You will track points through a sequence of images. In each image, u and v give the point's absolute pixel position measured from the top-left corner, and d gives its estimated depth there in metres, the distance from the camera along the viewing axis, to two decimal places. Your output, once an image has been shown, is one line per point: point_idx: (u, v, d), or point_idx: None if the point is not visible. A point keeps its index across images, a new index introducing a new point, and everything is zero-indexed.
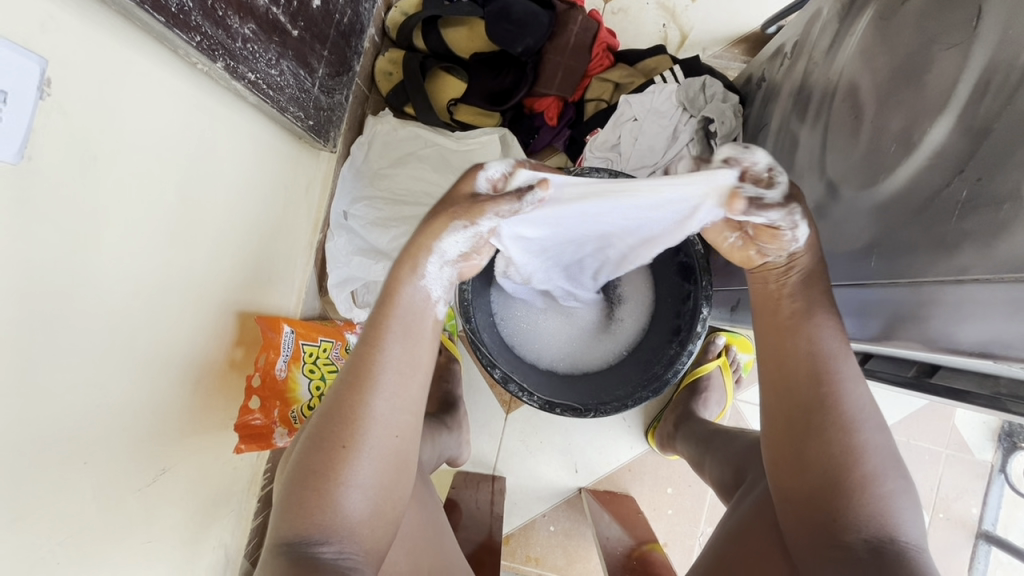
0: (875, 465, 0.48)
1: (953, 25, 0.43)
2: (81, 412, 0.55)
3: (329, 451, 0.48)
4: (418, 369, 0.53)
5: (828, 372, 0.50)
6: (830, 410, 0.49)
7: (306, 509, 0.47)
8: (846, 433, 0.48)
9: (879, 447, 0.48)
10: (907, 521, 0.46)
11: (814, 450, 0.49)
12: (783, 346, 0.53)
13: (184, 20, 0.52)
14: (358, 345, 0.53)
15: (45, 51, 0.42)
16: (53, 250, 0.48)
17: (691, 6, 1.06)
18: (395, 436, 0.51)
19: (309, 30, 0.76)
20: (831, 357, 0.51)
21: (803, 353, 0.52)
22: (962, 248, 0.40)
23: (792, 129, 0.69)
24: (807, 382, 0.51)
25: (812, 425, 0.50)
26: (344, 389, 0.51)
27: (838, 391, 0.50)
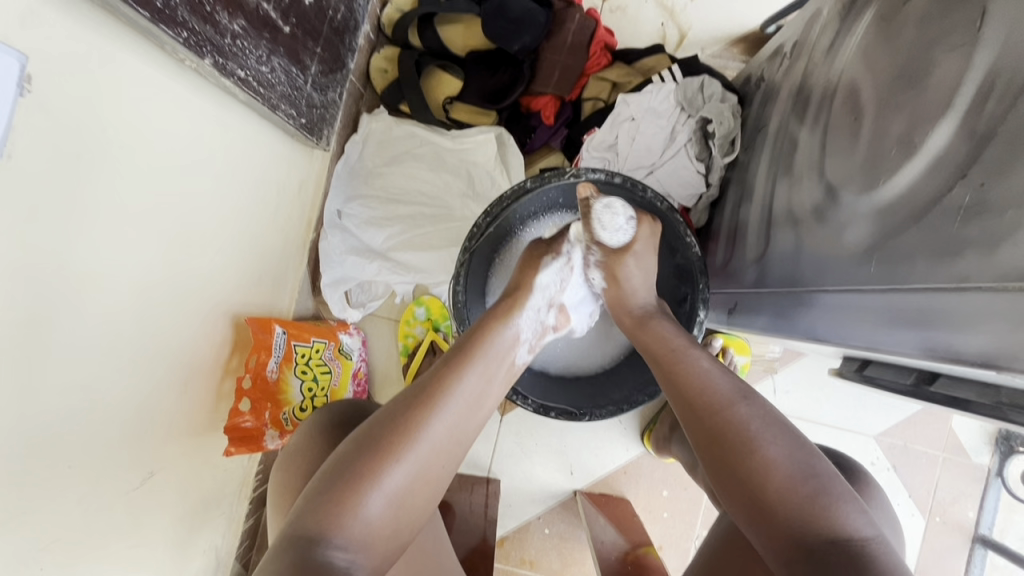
0: (789, 470, 0.49)
1: (957, 26, 0.42)
2: (65, 416, 0.53)
3: (380, 456, 0.50)
4: (481, 408, 0.58)
5: (712, 396, 0.54)
6: (734, 427, 0.52)
7: (337, 507, 0.47)
8: (753, 443, 0.50)
9: (784, 452, 0.50)
10: (847, 515, 0.46)
11: (714, 445, 0.52)
12: (671, 381, 0.58)
13: (170, 15, 0.51)
14: (437, 368, 0.58)
15: (24, 46, 0.41)
16: (35, 251, 0.46)
17: (690, 5, 1.05)
18: (441, 461, 0.53)
19: (302, 26, 0.75)
20: (713, 377, 0.56)
21: (680, 377, 0.58)
22: (965, 254, 0.39)
23: (791, 131, 0.68)
24: (666, 373, 0.59)
25: (705, 431, 0.53)
26: (415, 403, 0.54)
27: (691, 371, 0.58)
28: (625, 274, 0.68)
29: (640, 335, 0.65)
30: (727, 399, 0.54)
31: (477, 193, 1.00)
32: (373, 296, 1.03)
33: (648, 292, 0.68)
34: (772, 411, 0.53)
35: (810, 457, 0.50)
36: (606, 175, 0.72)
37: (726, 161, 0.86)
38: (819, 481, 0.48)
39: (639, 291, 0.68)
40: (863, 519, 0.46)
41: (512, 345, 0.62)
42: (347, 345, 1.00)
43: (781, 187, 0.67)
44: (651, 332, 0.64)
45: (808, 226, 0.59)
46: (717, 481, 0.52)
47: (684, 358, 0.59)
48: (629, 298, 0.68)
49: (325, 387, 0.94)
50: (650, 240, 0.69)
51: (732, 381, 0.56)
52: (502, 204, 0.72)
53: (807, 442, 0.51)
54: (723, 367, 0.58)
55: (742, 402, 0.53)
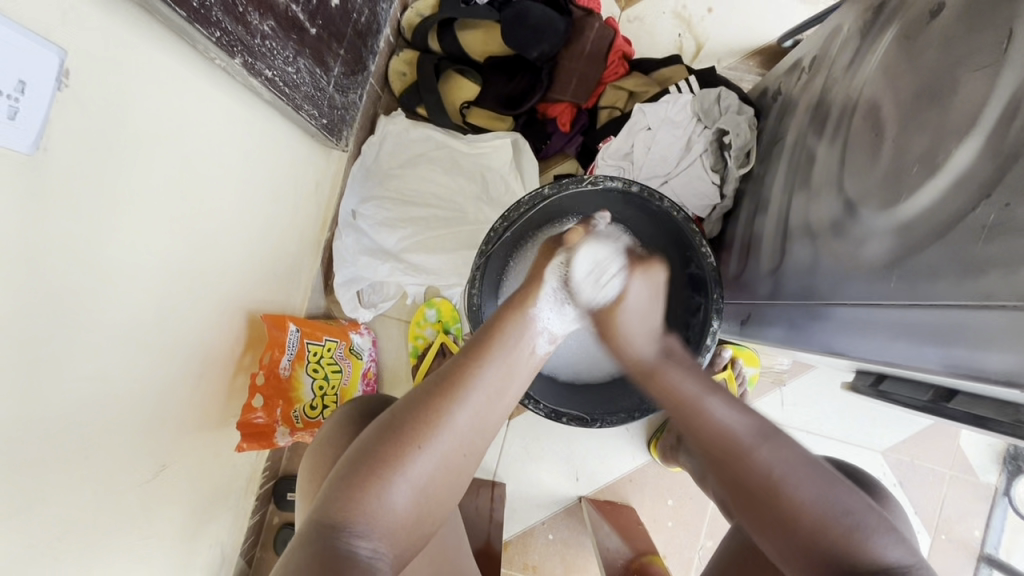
0: (819, 512, 0.50)
1: (983, 46, 0.43)
2: (85, 406, 0.54)
3: (401, 446, 0.50)
4: (503, 399, 0.58)
5: (736, 444, 0.55)
6: (760, 479, 0.53)
7: (359, 497, 0.48)
8: (779, 496, 0.51)
9: (815, 494, 0.50)
10: (881, 547, 0.47)
11: (748, 494, 0.54)
12: (654, 388, 0.64)
13: (205, 15, 0.52)
14: (458, 359, 0.58)
15: (64, 42, 0.42)
16: (65, 243, 0.47)
17: (707, 17, 1.06)
18: (463, 453, 0.53)
19: (327, 28, 0.76)
20: (730, 423, 0.57)
21: (698, 421, 0.58)
22: (989, 273, 0.40)
23: (809, 144, 0.68)
24: (687, 422, 0.60)
25: (738, 480, 0.55)
26: (435, 394, 0.54)
27: (709, 420, 0.58)
28: (620, 324, 0.67)
29: (654, 384, 0.64)
30: (745, 450, 0.54)
31: (491, 198, 1.01)
32: (386, 296, 1.03)
33: (648, 339, 0.67)
34: (798, 448, 0.54)
35: (845, 494, 0.50)
36: (622, 184, 0.72)
37: (742, 172, 0.86)
38: (856, 517, 0.49)
39: (636, 342, 0.67)
40: (897, 547, 0.48)
41: (533, 335, 0.61)
42: (357, 344, 1.01)
43: (797, 200, 0.68)
44: (662, 382, 0.63)
45: (826, 239, 0.60)
46: (740, 500, 0.55)
47: (702, 408, 0.59)
48: (627, 352, 0.67)
49: (335, 386, 0.94)
50: (648, 289, 0.67)
51: (747, 420, 0.57)
52: (520, 209, 0.72)
53: (818, 463, 0.53)
54: (739, 405, 0.58)
55: (762, 445, 0.54)
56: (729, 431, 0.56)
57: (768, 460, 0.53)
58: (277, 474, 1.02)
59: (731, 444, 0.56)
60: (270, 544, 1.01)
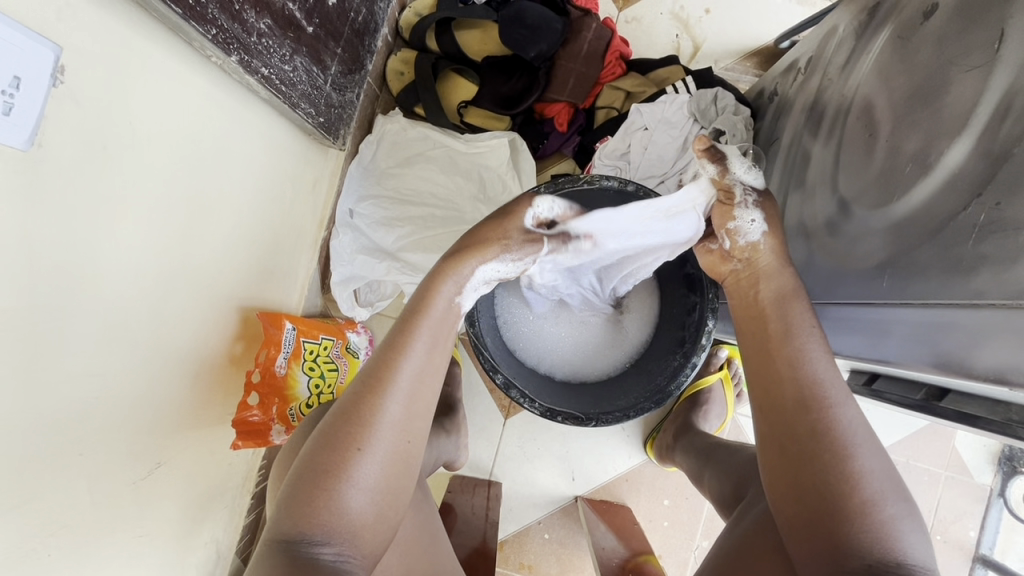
0: (876, 488, 0.47)
1: (974, 46, 0.43)
2: (79, 402, 0.54)
3: (341, 452, 0.49)
4: (434, 375, 0.56)
5: (820, 396, 0.52)
6: (826, 434, 0.50)
7: (311, 508, 0.47)
8: (843, 456, 0.48)
9: (876, 468, 0.48)
10: (910, 542, 0.46)
11: (801, 445, 0.51)
12: (744, 331, 0.60)
13: (201, 12, 0.52)
14: (381, 350, 0.55)
15: (60, 39, 0.42)
16: (59, 238, 0.47)
17: (704, 18, 1.06)
18: (406, 440, 0.52)
19: (324, 27, 0.76)
20: (823, 377, 0.53)
21: (786, 361, 0.55)
22: (978, 272, 0.40)
23: (804, 144, 0.68)
24: (774, 358, 0.56)
25: (795, 427, 0.52)
26: (366, 392, 0.52)
27: (802, 369, 0.54)
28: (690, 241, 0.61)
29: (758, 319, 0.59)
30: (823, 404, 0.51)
31: (488, 197, 1.00)
32: (381, 295, 1.02)
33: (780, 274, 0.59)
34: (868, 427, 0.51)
35: (896, 483, 0.48)
36: (618, 183, 0.72)
37: None
38: (896, 505, 0.47)
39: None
40: (924, 547, 0.46)
41: (453, 309, 0.59)
42: (353, 342, 1.01)
43: (792, 200, 0.68)
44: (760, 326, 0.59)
45: (820, 238, 0.60)
46: (782, 455, 0.52)
47: (793, 335, 0.56)
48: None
49: (331, 385, 0.94)
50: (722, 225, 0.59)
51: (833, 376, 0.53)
52: None
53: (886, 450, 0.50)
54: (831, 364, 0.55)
55: (844, 406, 0.52)
56: (814, 382, 0.53)
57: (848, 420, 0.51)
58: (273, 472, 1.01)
59: (810, 394, 0.52)
60: None
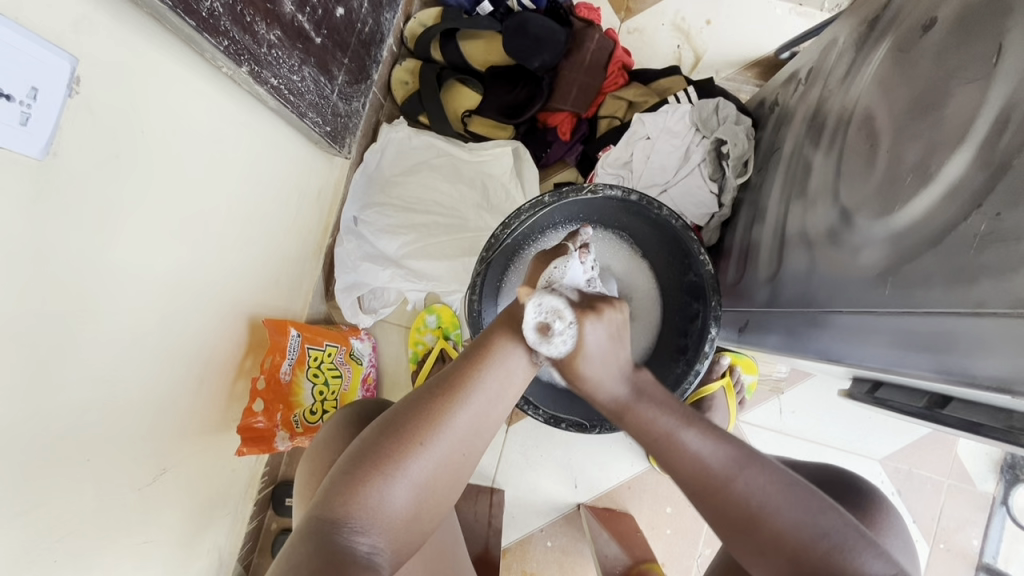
0: (800, 531, 0.47)
1: (974, 59, 0.44)
2: (87, 408, 0.54)
3: (401, 444, 0.50)
4: (505, 399, 0.57)
5: (711, 473, 0.51)
6: (726, 513, 0.50)
7: (358, 492, 0.48)
8: (756, 523, 0.48)
9: (795, 519, 0.48)
10: (862, 565, 0.45)
11: (730, 528, 0.50)
12: (627, 426, 0.56)
13: (213, 25, 0.53)
14: (463, 359, 0.57)
15: (76, 50, 0.43)
16: (70, 245, 0.48)
17: (705, 29, 1.08)
18: (462, 453, 0.53)
19: (332, 37, 0.77)
20: (704, 450, 0.52)
21: (672, 460, 0.52)
22: (979, 282, 0.40)
23: (806, 154, 0.69)
24: (661, 453, 0.53)
25: (718, 515, 0.51)
26: (437, 395, 0.53)
27: (681, 455, 0.52)
28: None
29: (628, 423, 0.56)
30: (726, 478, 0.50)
31: (491, 205, 1.01)
32: (386, 302, 1.04)
33: (619, 377, 0.57)
34: (775, 468, 0.51)
35: (822, 512, 0.48)
36: (622, 193, 0.73)
37: (739, 181, 0.88)
38: (833, 538, 0.46)
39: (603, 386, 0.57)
40: (876, 560, 0.46)
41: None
42: (357, 349, 1.01)
43: (794, 209, 0.69)
44: (636, 419, 0.56)
45: (822, 247, 0.60)
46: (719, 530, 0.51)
47: (675, 444, 0.52)
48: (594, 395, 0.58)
49: (335, 391, 0.95)
50: None
51: (722, 447, 0.52)
52: (519, 216, 0.73)
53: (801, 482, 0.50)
54: (713, 431, 0.53)
55: (740, 474, 0.50)
56: (692, 461, 0.52)
57: (746, 489, 0.49)
58: (275, 479, 1.01)
59: (705, 481, 0.51)
60: (268, 549, 1.01)
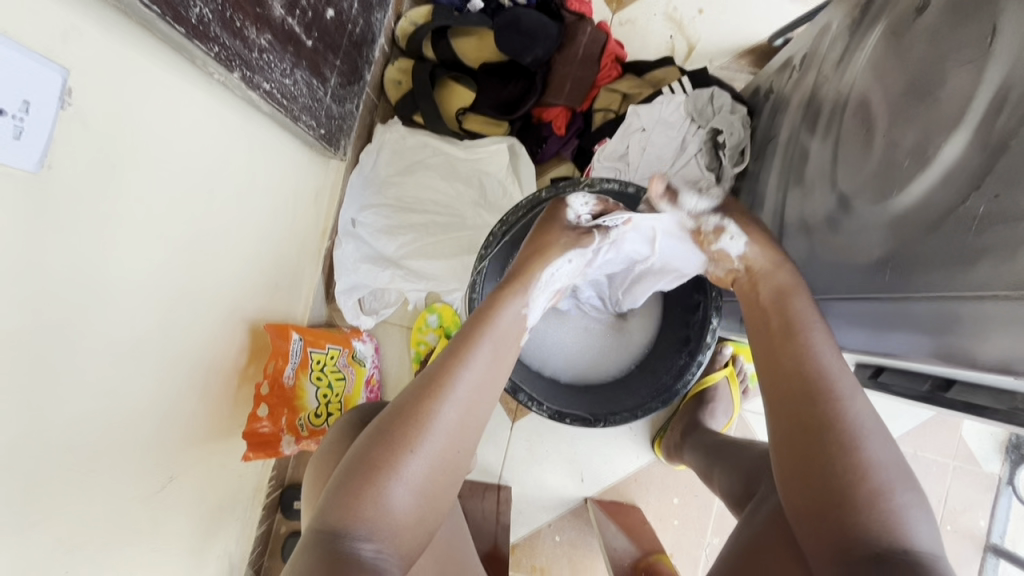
0: (885, 478, 0.48)
1: (967, 41, 0.44)
2: (92, 418, 0.54)
3: (390, 449, 0.50)
4: (489, 390, 0.57)
5: (830, 389, 0.52)
6: (831, 427, 0.50)
7: (355, 502, 0.48)
8: (851, 448, 0.49)
9: (889, 459, 0.49)
10: (921, 532, 0.46)
11: (811, 441, 0.51)
12: (779, 314, 0.59)
13: (203, 31, 0.53)
14: (445, 355, 0.57)
15: (67, 62, 0.43)
16: (64, 258, 0.47)
17: (698, 18, 1.07)
18: (455, 449, 0.53)
19: (322, 40, 0.77)
20: (833, 371, 0.54)
21: (794, 351, 0.56)
22: (979, 264, 0.40)
23: (802, 141, 0.69)
24: (778, 342, 0.58)
25: (802, 425, 0.52)
26: (420, 394, 0.54)
27: (811, 361, 0.55)
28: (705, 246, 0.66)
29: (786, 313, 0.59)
30: (832, 398, 0.52)
31: (489, 202, 1.01)
32: (386, 303, 1.04)
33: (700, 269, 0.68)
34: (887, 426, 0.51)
35: (911, 476, 0.49)
36: (620, 185, 0.72)
37: (736, 170, 0.87)
38: (908, 496, 0.47)
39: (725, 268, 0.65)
40: (934, 534, 0.46)
41: (518, 327, 0.62)
42: (360, 351, 1.01)
43: (792, 196, 0.69)
44: (790, 304, 0.59)
45: (822, 234, 0.60)
46: (790, 444, 0.52)
47: (801, 334, 0.57)
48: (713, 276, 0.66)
49: (339, 394, 0.95)
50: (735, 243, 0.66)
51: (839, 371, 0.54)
52: (517, 212, 0.73)
53: (897, 444, 0.50)
54: (843, 364, 0.56)
55: (853, 399, 0.52)
56: (819, 376, 0.54)
57: (855, 413, 0.51)
58: (283, 482, 1.02)
59: (818, 387, 0.53)
60: (277, 552, 1.01)
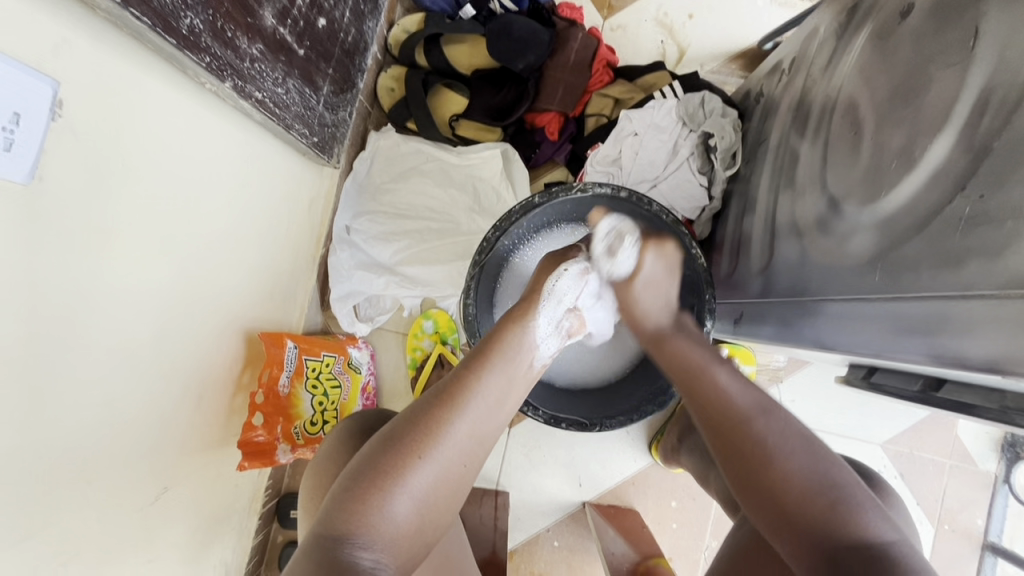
0: (809, 480, 0.50)
1: (951, 44, 0.44)
2: (85, 429, 0.54)
3: (400, 457, 0.50)
4: (502, 411, 0.58)
5: (733, 414, 0.55)
6: (746, 446, 0.53)
7: (361, 507, 0.48)
8: (768, 461, 0.51)
9: (805, 463, 0.51)
10: (870, 521, 0.47)
11: (739, 458, 0.53)
12: (662, 355, 0.65)
13: (194, 41, 0.53)
14: (459, 369, 0.58)
15: (58, 74, 0.43)
16: (55, 269, 0.47)
17: (688, 23, 1.08)
18: (463, 466, 0.53)
19: (315, 49, 0.77)
20: (733, 390, 0.57)
21: (698, 384, 0.59)
22: (965, 265, 0.41)
23: (792, 144, 0.69)
24: (688, 387, 0.60)
25: (730, 447, 0.54)
26: (435, 404, 0.54)
27: (711, 387, 0.58)
28: (639, 295, 0.68)
29: (662, 349, 0.66)
30: (743, 416, 0.55)
31: (483, 208, 1.01)
32: (381, 309, 1.04)
33: (665, 309, 0.68)
34: (797, 423, 0.54)
35: (834, 468, 0.50)
36: (612, 190, 0.74)
37: (728, 173, 0.88)
38: (842, 490, 0.49)
39: (651, 313, 0.68)
40: (886, 524, 0.47)
41: (532, 348, 0.61)
42: (355, 358, 1.01)
43: (783, 199, 0.69)
44: (672, 348, 0.65)
45: (812, 236, 0.60)
46: (731, 469, 0.54)
47: (707, 373, 0.59)
48: (641, 319, 0.68)
49: (335, 402, 0.94)
50: (662, 264, 0.68)
51: (748, 392, 0.57)
52: (510, 218, 0.73)
53: (803, 430, 0.53)
54: (743, 378, 0.58)
55: (761, 415, 0.54)
56: (725, 400, 0.56)
57: (763, 430, 0.53)
58: (280, 491, 1.01)
59: (727, 411, 0.56)
60: (275, 562, 1.01)
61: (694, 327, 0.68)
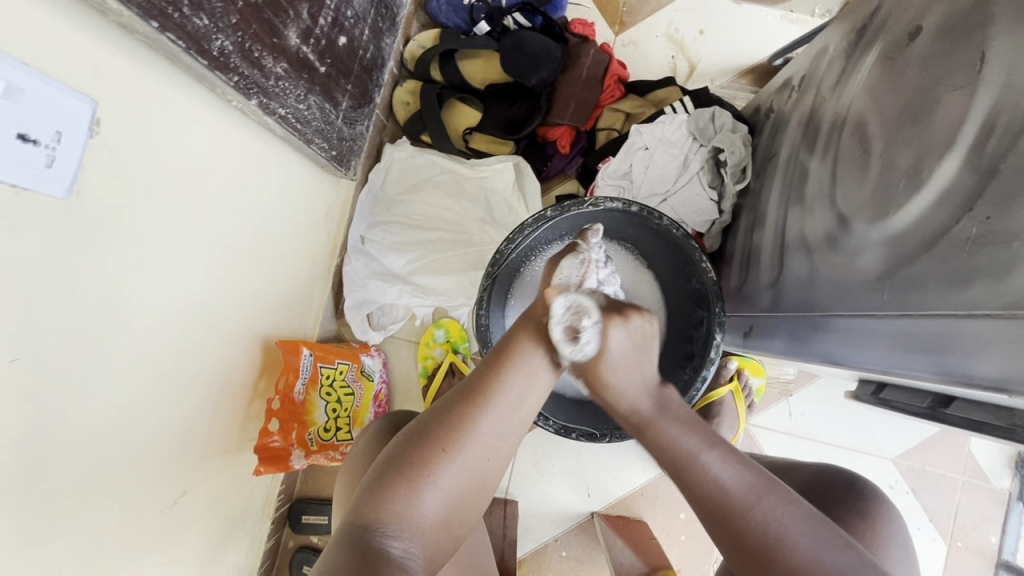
0: (818, 566, 0.47)
1: (959, 67, 0.45)
2: (110, 432, 0.56)
3: (427, 452, 0.52)
4: (529, 402, 0.58)
5: (728, 503, 0.51)
6: (744, 542, 0.49)
7: (390, 499, 0.49)
8: (776, 552, 0.48)
9: (813, 549, 0.47)
10: None
11: (746, 560, 0.49)
12: (648, 443, 0.58)
13: (224, 62, 0.56)
14: (483, 367, 0.59)
15: (97, 93, 0.45)
16: (87, 279, 0.49)
17: (699, 39, 1.10)
18: (489, 460, 0.54)
19: (335, 66, 0.80)
20: (722, 473, 0.52)
21: (692, 476, 0.53)
22: (973, 285, 0.41)
23: (802, 160, 0.70)
24: (684, 480, 0.54)
25: (733, 545, 0.50)
26: (461, 400, 0.55)
27: (705, 478, 0.53)
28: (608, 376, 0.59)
29: (649, 439, 0.58)
30: (743, 509, 0.50)
31: (495, 219, 1.03)
32: (395, 318, 1.05)
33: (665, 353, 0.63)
34: (795, 502, 0.51)
35: (835, 539, 0.49)
36: (623, 204, 0.75)
37: (738, 187, 0.89)
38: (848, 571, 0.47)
39: (627, 394, 0.59)
40: None
41: (545, 356, 0.59)
42: (368, 366, 1.02)
43: (793, 214, 0.70)
44: (658, 437, 0.57)
45: (822, 251, 0.61)
46: (736, 565, 0.50)
47: (698, 464, 0.53)
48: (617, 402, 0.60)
49: (348, 409, 0.96)
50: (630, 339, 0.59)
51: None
52: (524, 230, 0.74)
53: (804, 512, 0.50)
54: (735, 457, 0.54)
55: (759, 504, 0.50)
56: (722, 493, 0.51)
57: (766, 517, 0.49)
58: (291, 496, 1.02)
59: (721, 509, 0.51)
60: (286, 567, 1.01)
61: (681, 404, 0.60)
